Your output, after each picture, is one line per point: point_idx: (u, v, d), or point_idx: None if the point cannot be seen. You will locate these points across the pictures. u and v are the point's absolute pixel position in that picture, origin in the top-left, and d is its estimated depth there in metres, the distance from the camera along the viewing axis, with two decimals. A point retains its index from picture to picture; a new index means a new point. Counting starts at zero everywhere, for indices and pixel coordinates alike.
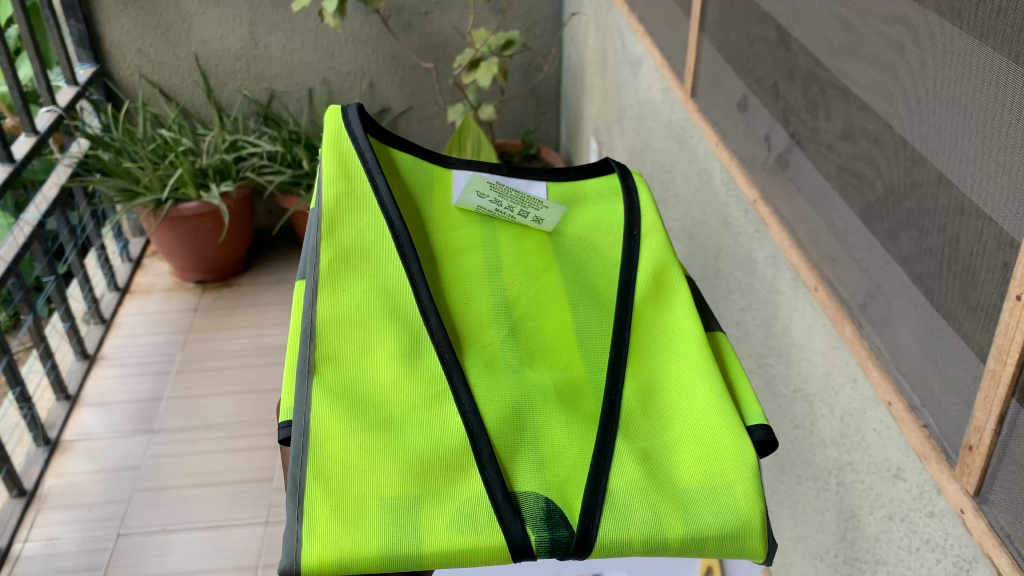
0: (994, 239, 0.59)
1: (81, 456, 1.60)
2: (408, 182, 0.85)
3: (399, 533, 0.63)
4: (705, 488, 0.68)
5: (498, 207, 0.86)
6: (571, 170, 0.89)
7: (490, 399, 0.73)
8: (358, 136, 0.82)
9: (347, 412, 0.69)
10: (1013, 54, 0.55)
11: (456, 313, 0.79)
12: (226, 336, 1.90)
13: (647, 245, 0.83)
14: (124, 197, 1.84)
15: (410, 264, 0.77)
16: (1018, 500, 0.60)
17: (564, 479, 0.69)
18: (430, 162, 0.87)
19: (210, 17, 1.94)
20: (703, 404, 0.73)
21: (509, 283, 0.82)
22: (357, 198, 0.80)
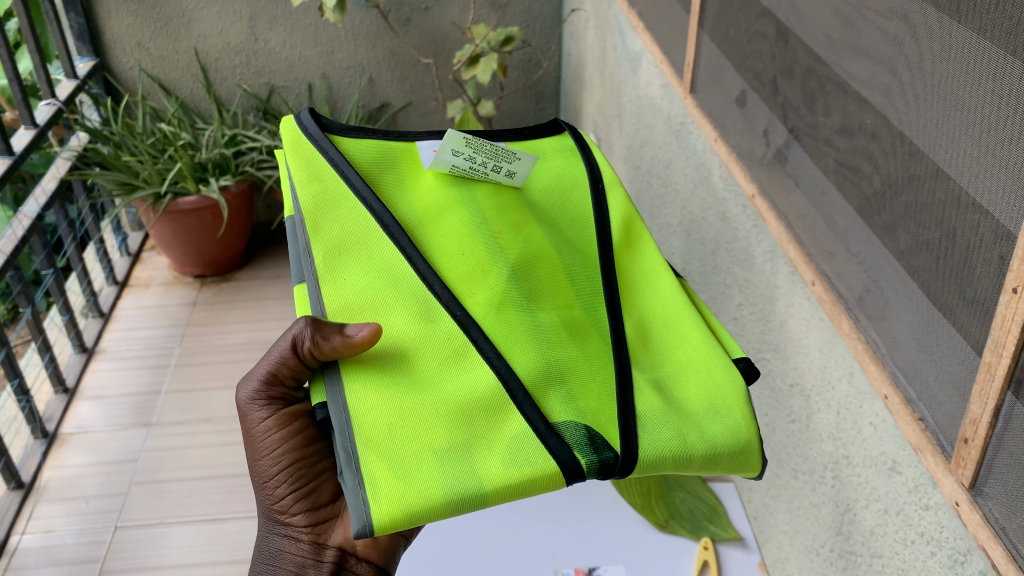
0: (991, 232, 0.60)
1: (78, 448, 1.60)
2: (374, 157, 0.79)
3: (459, 477, 0.62)
4: (713, 411, 0.69)
5: (471, 165, 0.79)
6: (526, 132, 0.86)
7: (504, 340, 0.70)
8: (319, 136, 0.78)
9: (379, 383, 0.67)
10: (1010, 47, 0.56)
11: (456, 265, 0.74)
12: (224, 331, 1.90)
13: (612, 203, 0.83)
14: (123, 190, 1.85)
15: (400, 239, 0.74)
16: (1013, 492, 0.60)
17: (594, 411, 0.67)
18: (391, 140, 0.81)
19: (210, 11, 1.94)
20: (690, 338, 0.74)
21: (496, 233, 0.76)
22: (332, 194, 0.76)
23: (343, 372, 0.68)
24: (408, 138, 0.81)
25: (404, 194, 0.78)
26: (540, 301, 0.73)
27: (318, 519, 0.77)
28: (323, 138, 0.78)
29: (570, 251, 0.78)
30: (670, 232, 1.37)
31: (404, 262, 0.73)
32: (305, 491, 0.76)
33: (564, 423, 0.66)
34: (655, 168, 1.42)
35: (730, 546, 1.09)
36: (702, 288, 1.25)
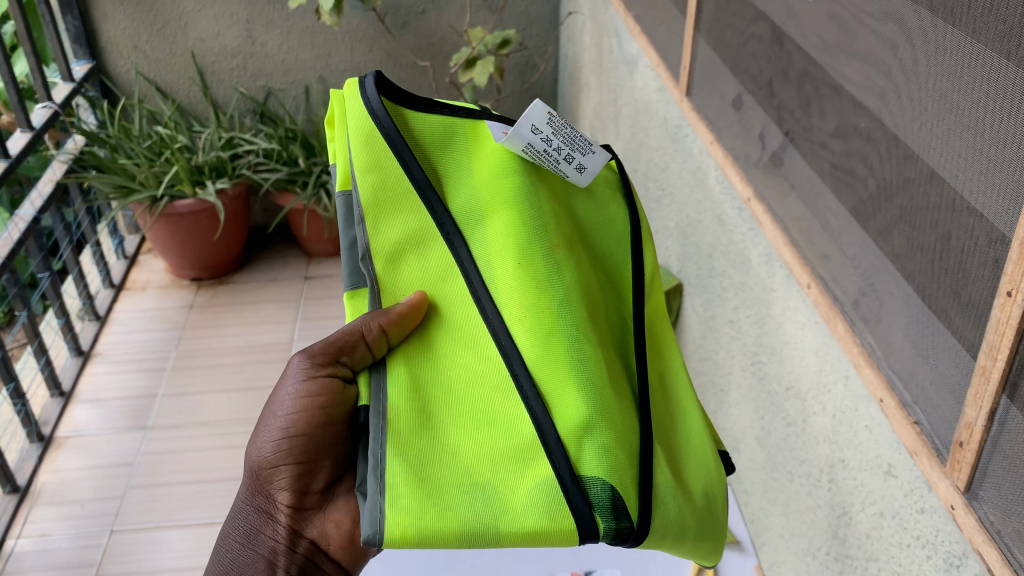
0: (985, 236, 0.60)
1: (74, 452, 1.60)
2: (438, 140, 0.73)
3: (476, 517, 0.61)
4: (707, 499, 0.69)
5: (546, 148, 0.70)
6: None
7: (545, 372, 0.66)
8: (381, 113, 0.70)
9: (420, 399, 0.67)
10: (1005, 50, 0.56)
11: (506, 279, 0.69)
12: (221, 334, 1.90)
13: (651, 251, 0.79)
14: (119, 194, 1.85)
15: (455, 245, 0.71)
16: (1007, 496, 0.60)
17: (626, 467, 0.64)
18: (459, 116, 0.74)
19: (207, 14, 1.94)
20: (690, 422, 0.74)
21: (555, 245, 0.70)
22: (393, 182, 0.70)
23: (389, 370, 0.70)
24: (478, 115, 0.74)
25: (465, 185, 0.73)
26: (589, 329, 0.68)
27: (302, 504, 0.75)
28: (393, 113, 0.72)
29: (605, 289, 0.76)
30: (666, 234, 1.37)
31: (459, 278, 0.71)
32: (298, 475, 0.74)
33: (592, 476, 0.62)
34: (651, 171, 1.42)
35: (728, 551, 1.07)
36: (698, 292, 1.25)
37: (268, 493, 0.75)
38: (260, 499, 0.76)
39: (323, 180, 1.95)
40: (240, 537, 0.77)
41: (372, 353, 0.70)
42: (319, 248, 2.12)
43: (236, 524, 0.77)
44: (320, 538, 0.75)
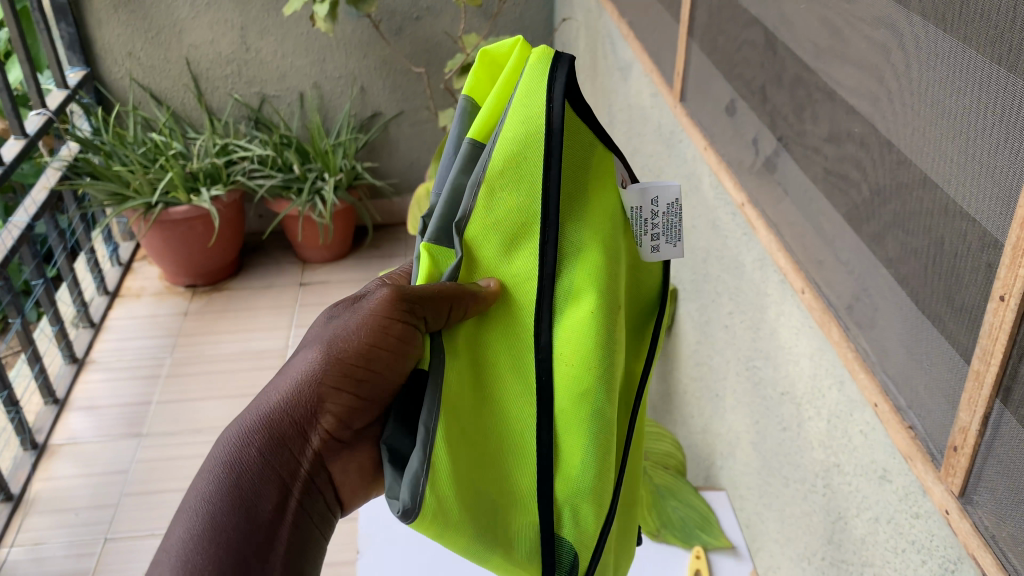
0: (978, 240, 0.60)
1: (68, 460, 1.59)
2: (581, 152, 0.62)
3: (476, 535, 0.62)
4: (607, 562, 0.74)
5: (646, 221, 0.67)
6: None
7: (570, 432, 0.63)
8: (555, 106, 0.58)
9: (466, 390, 0.63)
10: (996, 55, 0.56)
11: (572, 328, 0.62)
12: (216, 341, 1.89)
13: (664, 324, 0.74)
14: (114, 201, 1.84)
15: (547, 258, 0.61)
16: (1002, 500, 0.60)
17: (596, 542, 0.65)
18: (603, 139, 0.63)
19: (201, 21, 1.93)
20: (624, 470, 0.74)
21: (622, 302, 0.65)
22: (531, 169, 0.59)
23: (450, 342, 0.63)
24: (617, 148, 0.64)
25: (581, 207, 0.62)
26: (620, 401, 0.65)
27: (336, 434, 0.63)
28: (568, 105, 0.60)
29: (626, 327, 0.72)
30: None
31: (535, 293, 0.62)
32: (350, 408, 0.63)
33: (565, 536, 0.65)
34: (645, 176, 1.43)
35: (723, 554, 1.07)
36: (693, 297, 1.25)
37: (311, 413, 0.61)
38: (298, 414, 0.61)
39: (318, 186, 1.96)
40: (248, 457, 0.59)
41: (446, 320, 0.61)
42: (314, 254, 2.11)
43: (245, 428, 0.60)
44: (338, 473, 0.64)
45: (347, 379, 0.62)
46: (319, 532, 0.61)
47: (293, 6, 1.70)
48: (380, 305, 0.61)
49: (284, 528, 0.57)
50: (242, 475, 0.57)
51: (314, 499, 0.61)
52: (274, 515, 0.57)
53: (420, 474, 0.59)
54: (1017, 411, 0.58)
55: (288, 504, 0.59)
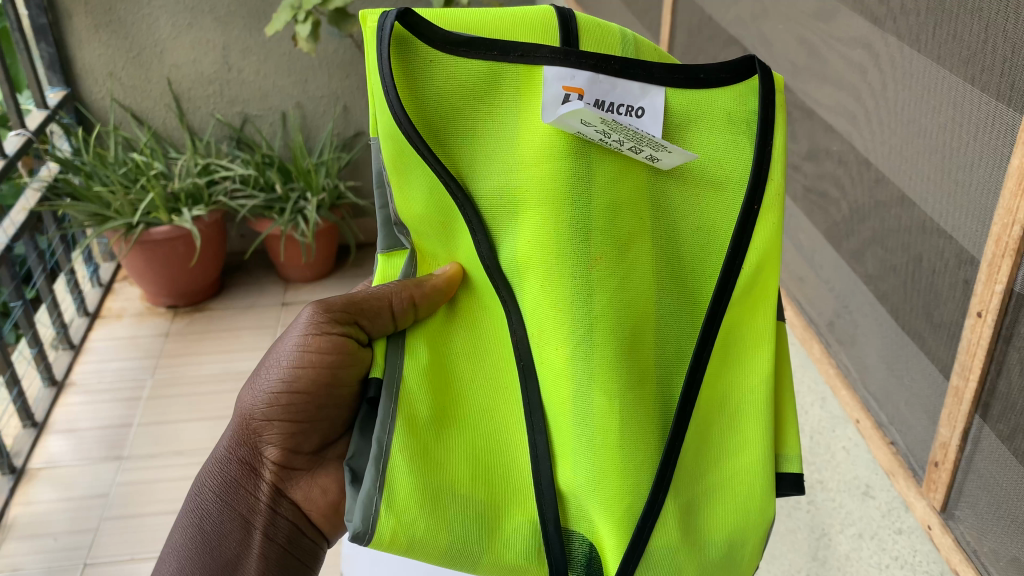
0: (955, 257, 0.61)
1: (47, 484, 1.57)
2: (482, 96, 0.57)
3: (461, 534, 0.59)
4: (726, 548, 0.58)
5: (605, 138, 0.55)
6: (703, 73, 0.56)
7: (558, 410, 0.60)
8: (387, 83, 0.55)
9: (434, 387, 0.62)
10: (969, 75, 0.57)
11: (533, 302, 0.59)
12: (197, 362, 1.88)
13: (760, 230, 0.57)
14: (95, 221, 1.82)
15: (477, 236, 0.60)
16: (984, 515, 0.61)
17: (607, 529, 0.57)
18: (511, 59, 0.56)
19: (182, 41, 1.93)
20: (750, 422, 0.59)
21: (594, 259, 0.57)
22: (411, 153, 0.57)
23: (409, 345, 0.63)
24: (535, 59, 0.56)
25: (512, 163, 0.58)
26: (606, 369, 0.58)
27: (290, 459, 0.72)
28: (406, 71, 0.56)
29: (694, 254, 0.59)
30: None
31: (484, 274, 0.62)
32: (291, 433, 0.71)
33: (578, 528, 0.59)
34: None
35: None
36: None
37: (252, 447, 0.71)
38: (243, 452, 0.71)
39: (300, 206, 1.95)
40: (216, 495, 0.72)
41: (395, 324, 0.63)
42: (296, 274, 2.10)
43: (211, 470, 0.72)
44: (303, 500, 0.73)
45: (277, 412, 0.70)
46: (288, 556, 0.71)
47: (275, 27, 1.69)
48: (300, 335, 0.68)
49: (246, 557, 0.70)
50: (206, 516, 0.71)
51: (283, 520, 0.72)
52: (234, 548, 0.70)
53: (373, 491, 0.58)
54: (996, 425, 0.58)
55: (248, 539, 0.71)
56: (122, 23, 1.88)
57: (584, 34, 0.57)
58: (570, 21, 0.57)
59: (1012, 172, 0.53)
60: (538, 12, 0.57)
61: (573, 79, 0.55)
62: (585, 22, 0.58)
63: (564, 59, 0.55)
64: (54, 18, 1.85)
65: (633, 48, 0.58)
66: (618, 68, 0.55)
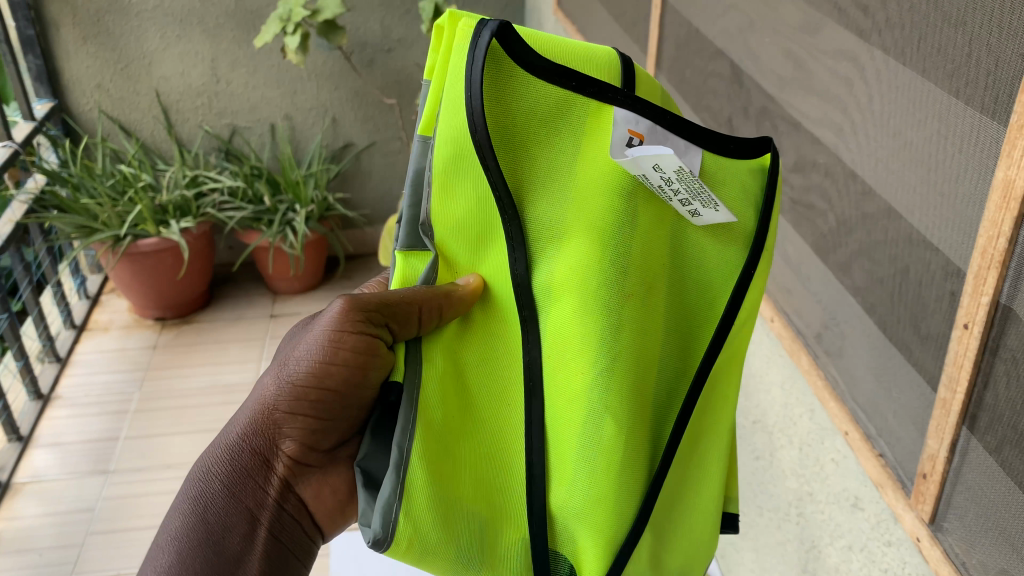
0: (941, 269, 0.61)
1: (32, 499, 1.55)
2: (542, 122, 0.54)
3: (460, 545, 0.59)
4: (679, 567, 0.63)
5: (664, 185, 0.53)
6: (732, 145, 0.54)
7: (563, 442, 0.58)
8: (472, 90, 0.51)
9: (450, 404, 0.59)
10: (954, 88, 0.57)
11: (559, 328, 0.56)
12: (185, 374, 1.87)
13: (750, 294, 0.57)
14: (82, 234, 1.80)
15: (515, 254, 0.56)
16: (972, 526, 0.61)
17: (592, 562, 0.58)
18: (587, 92, 0.52)
19: (171, 53, 1.93)
20: (720, 457, 0.62)
21: (627, 297, 0.55)
22: (470, 162, 0.53)
23: (427, 357, 0.60)
24: (608, 98, 0.52)
25: (563, 186, 0.55)
26: (622, 409, 0.57)
27: (301, 459, 0.65)
28: (489, 79, 0.52)
29: (703, 296, 0.58)
30: None
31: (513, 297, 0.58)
32: (310, 430, 0.64)
33: (563, 550, 0.60)
34: None
35: None
36: None
37: (270, 439, 0.64)
38: (257, 442, 0.63)
39: (289, 218, 1.94)
40: (221, 485, 0.63)
41: (419, 329, 0.58)
42: (284, 285, 2.09)
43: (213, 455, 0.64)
44: (311, 497, 0.67)
45: (302, 404, 0.63)
46: (290, 557, 0.64)
47: (264, 39, 1.69)
48: (331, 323, 0.62)
49: (249, 559, 0.61)
50: (207, 509, 0.62)
51: (284, 524, 0.65)
52: (241, 546, 0.61)
53: (393, 500, 0.57)
54: (983, 437, 0.58)
55: (253, 535, 0.62)
56: (110, 34, 1.88)
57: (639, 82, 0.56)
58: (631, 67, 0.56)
59: (997, 185, 0.53)
60: (601, 52, 0.56)
61: (637, 124, 0.52)
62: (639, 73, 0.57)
63: (634, 103, 0.51)
64: (41, 29, 1.84)
65: None
66: (670, 122, 0.52)
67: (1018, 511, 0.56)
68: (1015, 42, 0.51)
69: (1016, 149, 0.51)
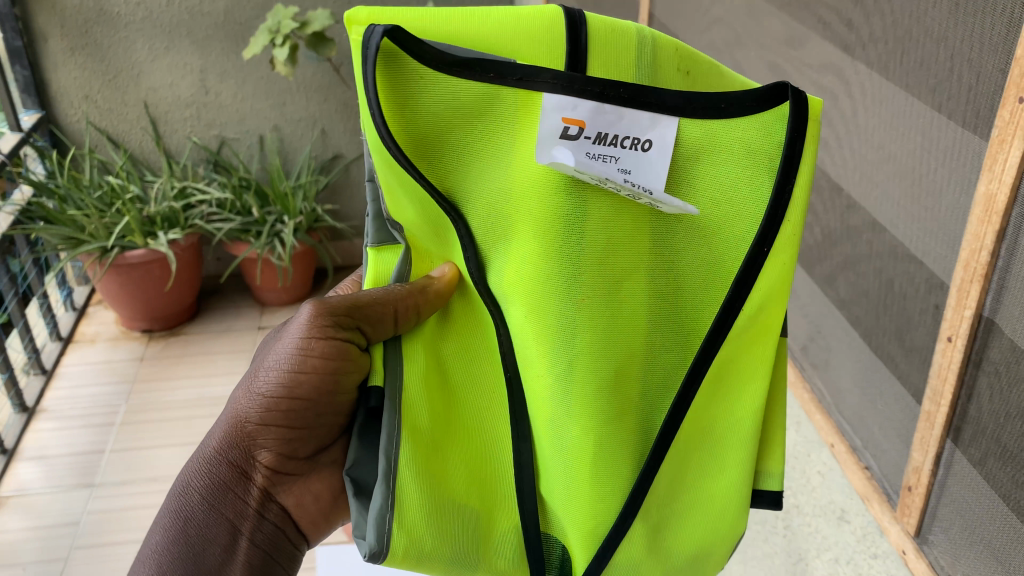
0: (925, 282, 0.61)
1: (16, 512, 1.54)
2: (472, 113, 0.50)
3: (455, 543, 0.57)
4: (692, 556, 0.59)
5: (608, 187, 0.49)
6: (728, 104, 0.49)
7: (541, 431, 0.57)
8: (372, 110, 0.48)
9: (436, 397, 0.58)
10: (936, 102, 0.58)
11: (521, 322, 0.55)
12: (172, 386, 1.86)
13: (765, 278, 0.52)
14: (68, 245, 1.79)
15: (465, 253, 0.55)
16: (957, 539, 0.61)
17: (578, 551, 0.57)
18: (511, 83, 0.48)
19: (160, 64, 1.92)
20: (732, 444, 0.57)
21: (585, 296, 0.53)
22: (398, 175, 0.51)
23: (407, 352, 0.58)
24: (535, 83, 0.48)
25: (502, 180, 0.52)
26: (591, 405, 0.54)
27: (280, 467, 0.64)
28: (394, 91, 0.48)
29: (695, 285, 0.54)
30: None
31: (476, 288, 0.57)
32: (286, 438, 0.64)
33: (556, 533, 0.59)
34: None
35: None
36: None
37: (245, 450, 0.63)
38: (233, 455, 0.63)
39: (278, 229, 1.94)
40: (201, 500, 0.62)
41: (396, 328, 0.58)
42: (272, 297, 2.09)
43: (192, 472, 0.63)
44: (293, 505, 0.66)
45: (274, 414, 0.62)
46: (275, 564, 0.63)
47: (253, 51, 1.69)
48: (301, 334, 0.61)
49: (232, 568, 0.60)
50: (188, 521, 0.61)
51: (270, 535, 0.64)
52: (223, 559, 0.60)
53: (384, 511, 0.56)
54: (967, 450, 0.58)
55: (234, 546, 0.61)
56: (98, 46, 1.87)
57: (596, 44, 0.50)
58: (578, 40, 0.49)
59: (979, 199, 0.54)
60: (540, 15, 0.49)
61: (574, 110, 0.48)
62: (594, 26, 0.50)
63: (568, 86, 0.48)
64: (29, 40, 1.84)
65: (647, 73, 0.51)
66: (626, 97, 0.48)
67: (1002, 523, 0.56)
68: (996, 57, 0.51)
69: (998, 163, 0.51)
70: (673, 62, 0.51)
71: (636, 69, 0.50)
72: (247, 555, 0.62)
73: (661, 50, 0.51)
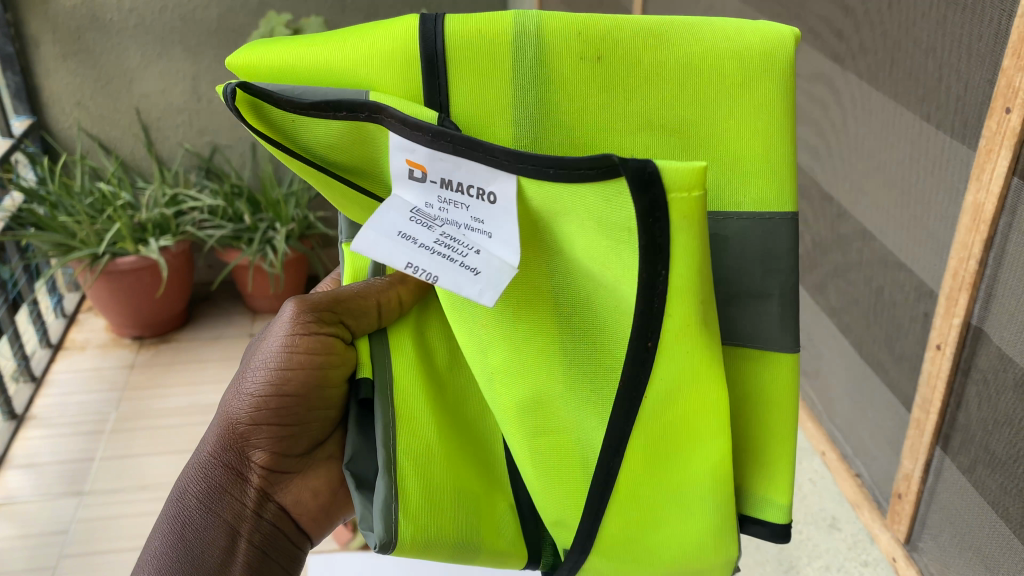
0: (914, 290, 0.62)
1: (3, 521, 1.53)
2: (354, 157, 0.41)
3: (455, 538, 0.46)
4: None
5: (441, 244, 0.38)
6: (552, 168, 0.34)
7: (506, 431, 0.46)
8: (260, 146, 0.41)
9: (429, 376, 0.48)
10: (925, 112, 0.58)
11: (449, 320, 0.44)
12: (162, 394, 1.85)
13: (671, 359, 0.37)
14: (59, 252, 1.77)
15: None
16: (946, 547, 0.62)
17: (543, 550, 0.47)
18: (361, 121, 0.38)
19: (153, 71, 1.88)
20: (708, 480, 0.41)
21: (483, 323, 0.41)
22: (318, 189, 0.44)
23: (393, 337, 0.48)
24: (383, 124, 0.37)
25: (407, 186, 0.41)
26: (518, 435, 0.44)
27: (279, 468, 0.53)
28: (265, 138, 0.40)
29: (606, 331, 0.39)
30: None
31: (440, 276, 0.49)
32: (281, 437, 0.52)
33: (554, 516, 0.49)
34: None
35: None
36: None
37: (238, 452, 0.52)
38: (227, 458, 0.52)
39: (269, 236, 1.91)
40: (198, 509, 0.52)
41: (379, 320, 0.48)
42: (264, 304, 2.08)
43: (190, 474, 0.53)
44: (294, 505, 0.55)
45: (262, 411, 0.51)
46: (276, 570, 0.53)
47: None
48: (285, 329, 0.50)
49: None
50: (187, 524, 0.52)
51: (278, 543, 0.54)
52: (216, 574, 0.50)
53: (389, 497, 0.45)
54: (956, 457, 0.59)
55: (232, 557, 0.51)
56: (90, 52, 1.83)
57: (463, 54, 0.38)
58: (436, 57, 0.38)
59: (966, 208, 0.54)
60: (400, 29, 0.38)
61: (413, 153, 0.37)
62: (465, 26, 0.38)
63: (403, 127, 0.37)
64: (21, 46, 1.80)
65: (541, 83, 0.38)
66: (454, 148, 0.36)
67: (991, 530, 0.56)
68: (983, 68, 0.52)
69: (985, 173, 0.52)
70: (570, 54, 0.38)
71: (520, 78, 0.38)
72: (246, 564, 0.52)
73: (548, 39, 0.38)
